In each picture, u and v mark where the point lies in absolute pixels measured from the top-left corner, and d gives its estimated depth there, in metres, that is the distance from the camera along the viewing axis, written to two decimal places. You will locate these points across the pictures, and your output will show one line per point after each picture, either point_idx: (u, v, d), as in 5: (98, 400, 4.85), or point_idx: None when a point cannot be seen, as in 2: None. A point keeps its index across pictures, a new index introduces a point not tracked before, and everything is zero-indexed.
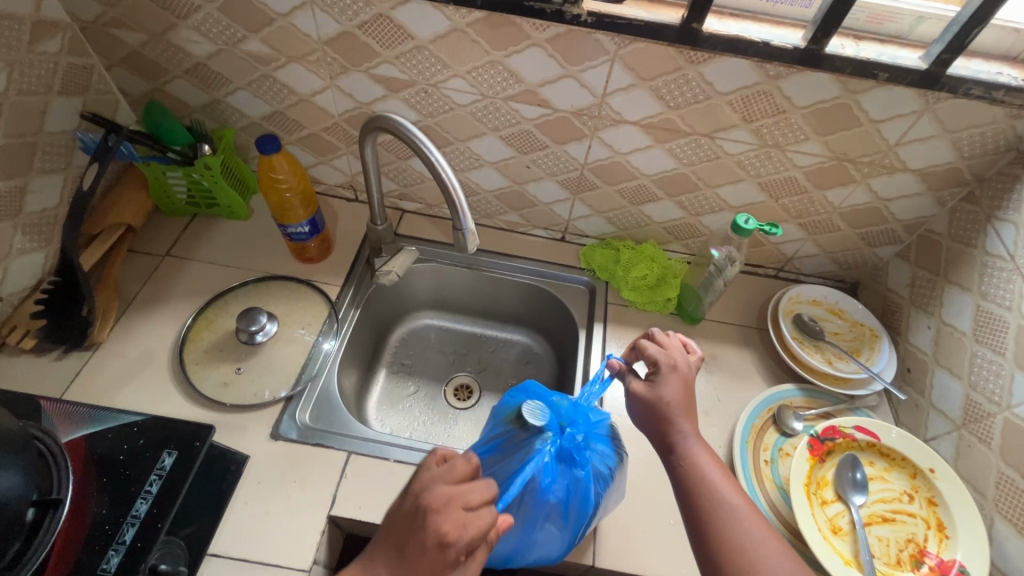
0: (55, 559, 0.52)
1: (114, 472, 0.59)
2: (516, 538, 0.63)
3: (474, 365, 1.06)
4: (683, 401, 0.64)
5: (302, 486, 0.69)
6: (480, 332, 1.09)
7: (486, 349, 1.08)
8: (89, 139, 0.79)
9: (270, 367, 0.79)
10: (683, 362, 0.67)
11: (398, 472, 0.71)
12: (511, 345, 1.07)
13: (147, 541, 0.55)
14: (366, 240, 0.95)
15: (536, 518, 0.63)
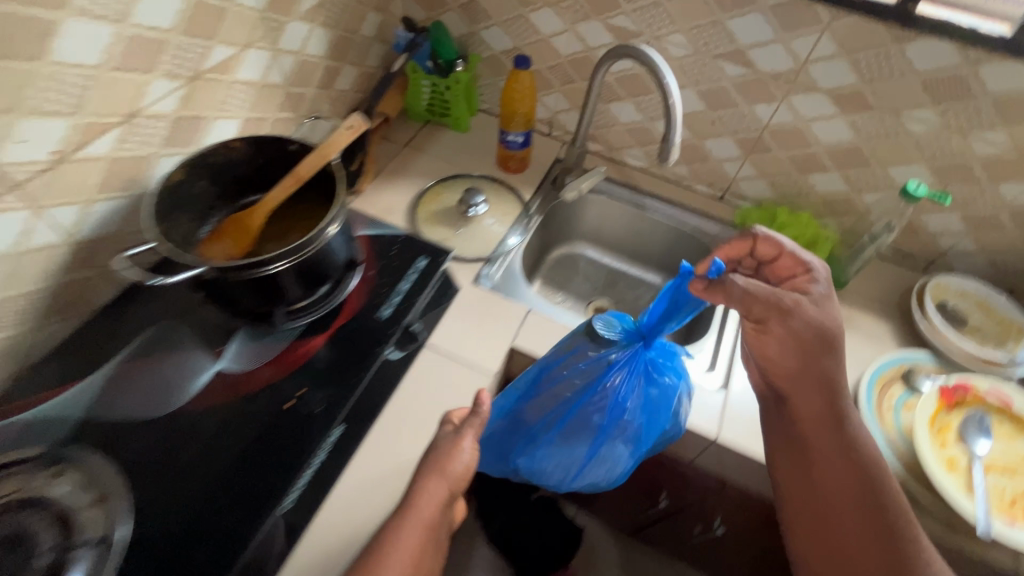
0: (351, 298, 0.78)
1: (386, 258, 0.82)
2: (583, 453, 0.80)
3: (613, 295, 1.22)
4: (831, 316, 0.71)
5: (494, 320, 0.88)
6: (623, 270, 1.24)
7: (626, 285, 1.23)
8: (401, 39, 1.07)
9: (474, 238, 1.00)
10: (816, 267, 0.75)
11: (566, 332, 0.89)
12: (649, 286, 1.22)
13: (406, 307, 0.78)
14: (556, 164, 1.14)
15: (608, 435, 0.78)
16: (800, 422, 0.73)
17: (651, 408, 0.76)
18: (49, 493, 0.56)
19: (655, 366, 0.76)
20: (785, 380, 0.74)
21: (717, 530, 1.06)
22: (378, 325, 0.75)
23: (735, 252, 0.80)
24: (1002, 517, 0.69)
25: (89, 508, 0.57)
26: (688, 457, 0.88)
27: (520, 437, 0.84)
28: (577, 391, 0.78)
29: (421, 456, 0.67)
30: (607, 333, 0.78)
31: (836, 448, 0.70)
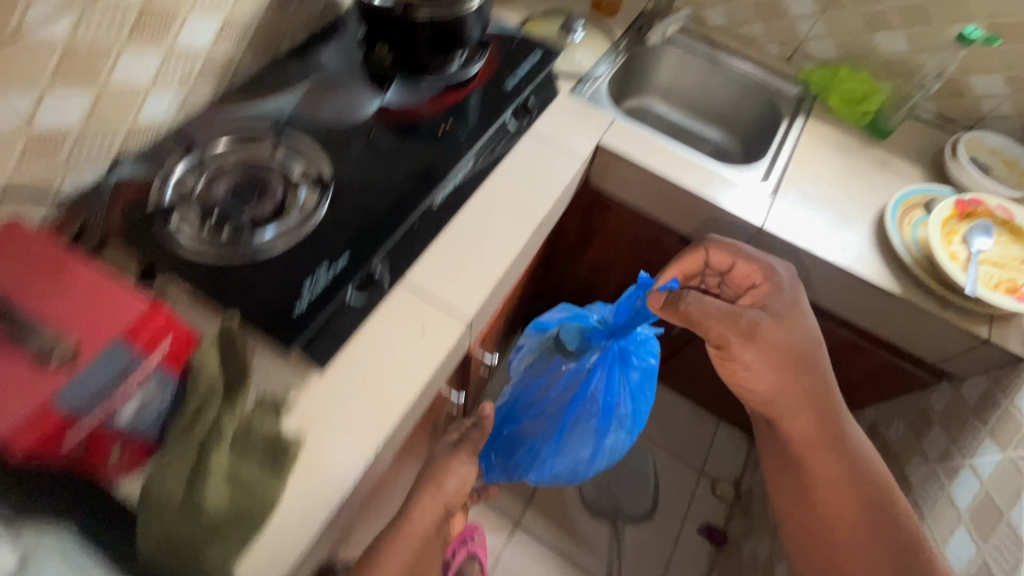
0: (481, 74, 0.95)
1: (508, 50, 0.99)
2: (586, 452, 1.07)
3: None
4: (790, 326, 0.85)
5: (587, 120, 1.06)
6: (686, 127, 1.38)
7: (687, 139, 1.37)
8: None
9: (570, 60, 1.14)
10: (778, 274, 0.89)
11: (645, 139, 1.07)
12: (708, 142, 1.36)
13: (523, 86, 0.96)
14: (643, 12, 1.27)
15: (603, 429, 1.05)
16: (803, 446, 0.86)
17: (633, 394, 1.05)
18: (274, 158, 0.77)
19: (627, 360, 1.04)
20: (770, 404, 0.87)
21: None
22: (503, 95, 0.94)
23: (690, 264, 0.93)
24: (987, 293, 0.88)
25: (301, 168, 0.77)
26: None
27: (525, 451, 1.12)
28: (568, 403, 1.05)
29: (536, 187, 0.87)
30: (578, 349, 1.06)
31: (833, 468, 0.84)
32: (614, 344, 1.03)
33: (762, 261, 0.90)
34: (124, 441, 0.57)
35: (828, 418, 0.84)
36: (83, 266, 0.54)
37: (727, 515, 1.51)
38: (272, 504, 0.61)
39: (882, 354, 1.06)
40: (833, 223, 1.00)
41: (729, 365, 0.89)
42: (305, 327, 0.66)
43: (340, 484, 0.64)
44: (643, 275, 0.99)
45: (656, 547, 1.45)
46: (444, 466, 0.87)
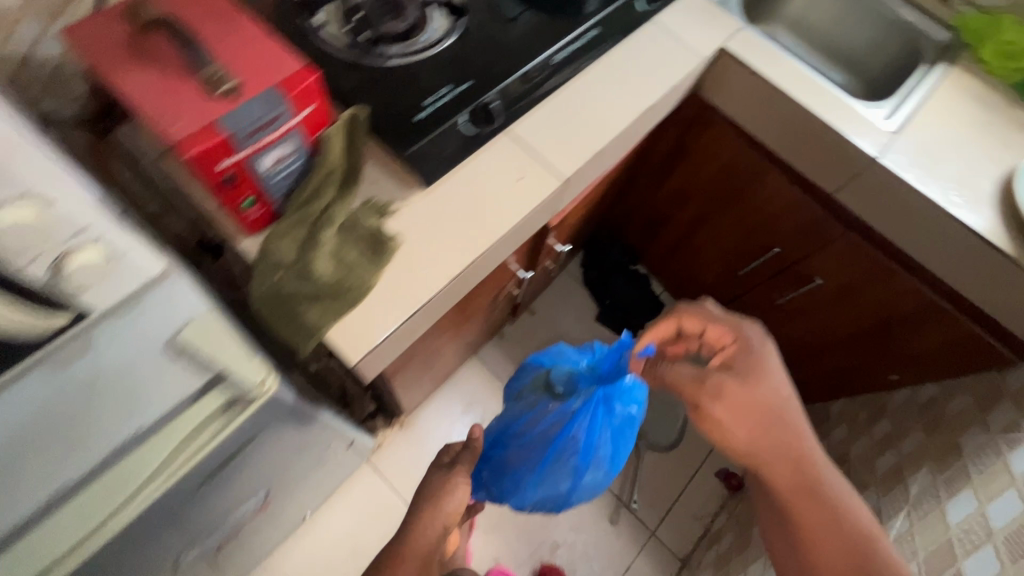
0: None
1: None
2: (567, 488, 0.83)
3: None
4: (759, 376, 0.75)
5: (714, 21, 1.02)
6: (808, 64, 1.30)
7: None
8: None
9: None
10: (750, 333, 0.80)
11: (770, 51, 1.02)
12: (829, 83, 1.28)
13: None
14: None
15: (581, 472, 0.82)
16: (806, 492, 0.70)
17: (614, 440, 0.82)
18: None
19: (610, 399, 0.82)
20: (747, 457, 0.73)
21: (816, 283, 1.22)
22: None
23: (657, 333, 0.85)
24: None
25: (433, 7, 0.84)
26: (835, 189, 1.03)
27: (504, 480, 0.88)
28: (547, 441, 0.84)
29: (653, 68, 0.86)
30: (561, 383, 0.88)
31: (822, 519, 0.69)
32: (602, 386, 0.83)
33: (737, 322, 0.82)
34: (260, 193, 0.62)
35: (802, 455, 0.72)
36: (247, 22, 0.59)
37: None
38: (364, 286, 0.66)
39: (967, 322, 1.01)
40: (954, 174, 0.94)
41: (705, 415, 0.76)
42: (422, 139, 0.73)
43: (427, 288, 0.69)
44: (601, 345, 0.93)
45: (671, 477, 1.49)
46: (444, 485, 0.81)
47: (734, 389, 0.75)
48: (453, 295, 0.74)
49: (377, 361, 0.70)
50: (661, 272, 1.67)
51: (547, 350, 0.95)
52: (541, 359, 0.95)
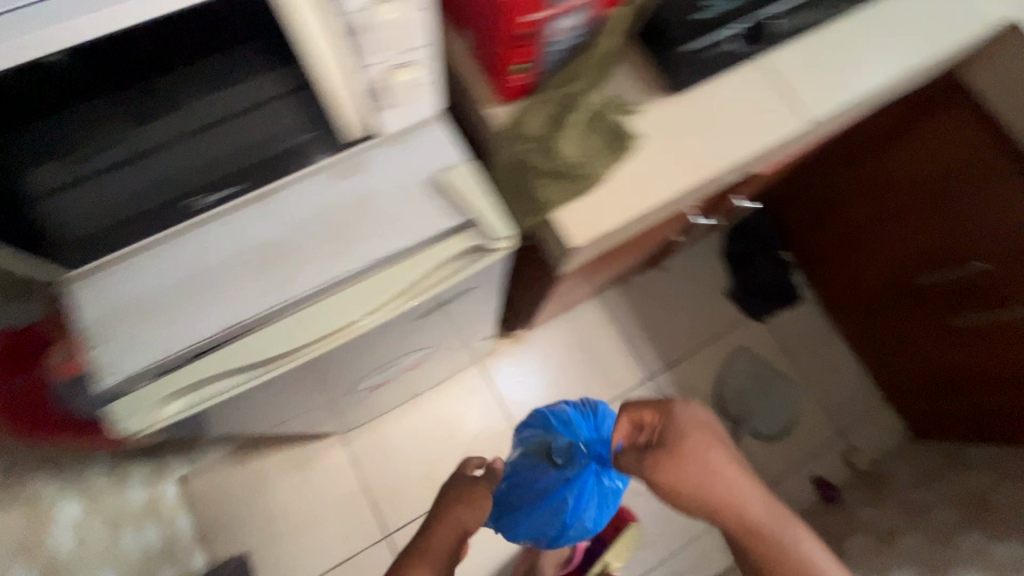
0: None
1: None
2: (559, 530, 0.96)
3: None
4: (700, 467, 0.73)
5: None
6: None
7: None
8: None
9: None
10: (679, 412, 0.78)
11: None
12: None
13: None
14: None
15: (575, 517, 0.94)
16: (775, 536, 0.73)
17: (604, 496, 0.94)
18: None
19: (601, 475, 0.92)
20: (705, 513, 0.74)
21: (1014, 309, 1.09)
22: None
23: (624, 432, 0.81)
24: None
25: None
26: None
27: (503, 517, 1.01)
28: (541, 493, 0.94)
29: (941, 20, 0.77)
30: (547, 457, 0.96)
31: (772, 552, 0.73)
32: (585, 465, 0.92)
33: (670, 406, 0.78)
34: (535, 61, 0.64)
35: (746, 494, 0.75)
36: None
37: (848, 482, 1.46)
38: (600, 174, 0.67)
39: None
40: None
41: (674, 489, 0.74)
42: (699, 38, 0.69)
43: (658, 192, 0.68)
44: (595, 408, 0.99)
45: (763, 466, 1.46)
46: (471, 492, 0.80)
47: (683, 462, 0.73)
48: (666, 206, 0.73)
49: (586, 253, 0.71)
50: (812, 265, 1.56)
51: (545, 415, 1.01)
52: (544, 419, 1.00)
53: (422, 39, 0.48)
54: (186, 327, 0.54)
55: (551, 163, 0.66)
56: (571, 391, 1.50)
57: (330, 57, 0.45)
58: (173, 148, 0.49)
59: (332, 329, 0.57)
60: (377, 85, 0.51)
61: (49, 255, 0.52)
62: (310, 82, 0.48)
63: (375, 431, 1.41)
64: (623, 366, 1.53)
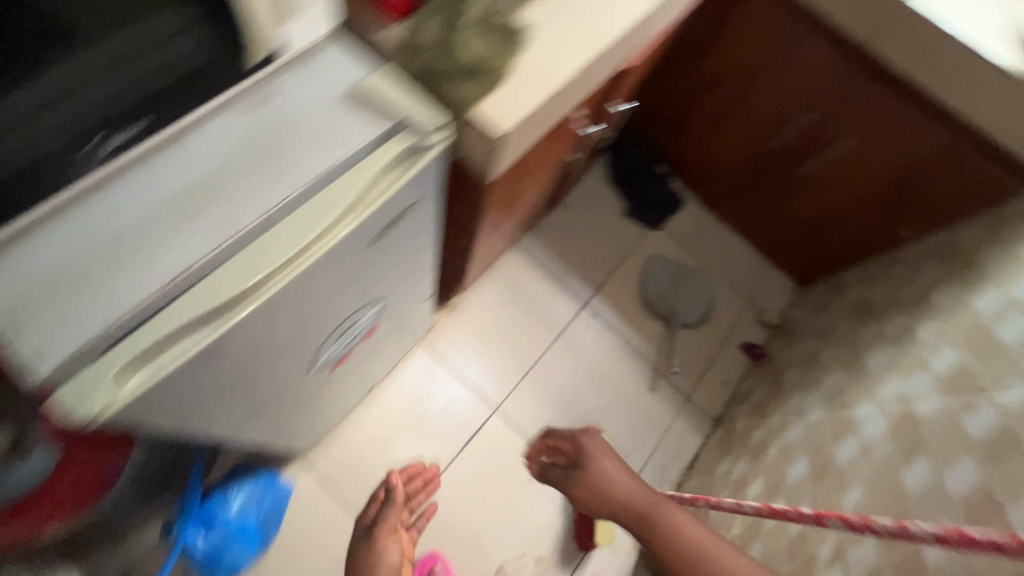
0: None
1: None
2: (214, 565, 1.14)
3: None
4: (601, 472, 0.92)
5: None
6: None
7: None
8: None
9: None
10: (577, 436, 1.05)
11: None
12: None
13: None
14: None
15: (210, 547, 1.13)
16: (654, 521, 0.81)
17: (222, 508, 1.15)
18: None
19: (208, 510, 1.14)
20: (631, 512, 0.85)
21: (842, 148, 1.33)
22: None
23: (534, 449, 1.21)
24: None
25: None
26: (871, 41, 1.13)
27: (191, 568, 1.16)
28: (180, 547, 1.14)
29: None
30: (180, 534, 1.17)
31: (688, 534, 0.78)
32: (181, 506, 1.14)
33: (574, 434, 1.05)
34: None
35: (647, 493, 0.86)
36: None
37: (769, 338, 1.68)
38: (504, 66, 0.71)
39: (980, 162, 1.14)
40: (978, 22, 1.04)
41: (592, 497, 0.91)
42: None
43: (557, 70, 0.74)
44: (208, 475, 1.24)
45: (703, 349, 1.61)
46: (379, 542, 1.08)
47: (589, 464, 0.95)
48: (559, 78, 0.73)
49: (514, 144, 0.75)
50: (687, 165, 1.74)
51: None
52: None
53: None
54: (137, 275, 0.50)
55: (462, 64, 0.69)
56: (519, 341, 1.52)
57: None
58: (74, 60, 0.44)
59: (301, 244, 0.55)
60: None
61: None
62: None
63: (338, 444, 1.32)
64: (559, 303, 1.58)
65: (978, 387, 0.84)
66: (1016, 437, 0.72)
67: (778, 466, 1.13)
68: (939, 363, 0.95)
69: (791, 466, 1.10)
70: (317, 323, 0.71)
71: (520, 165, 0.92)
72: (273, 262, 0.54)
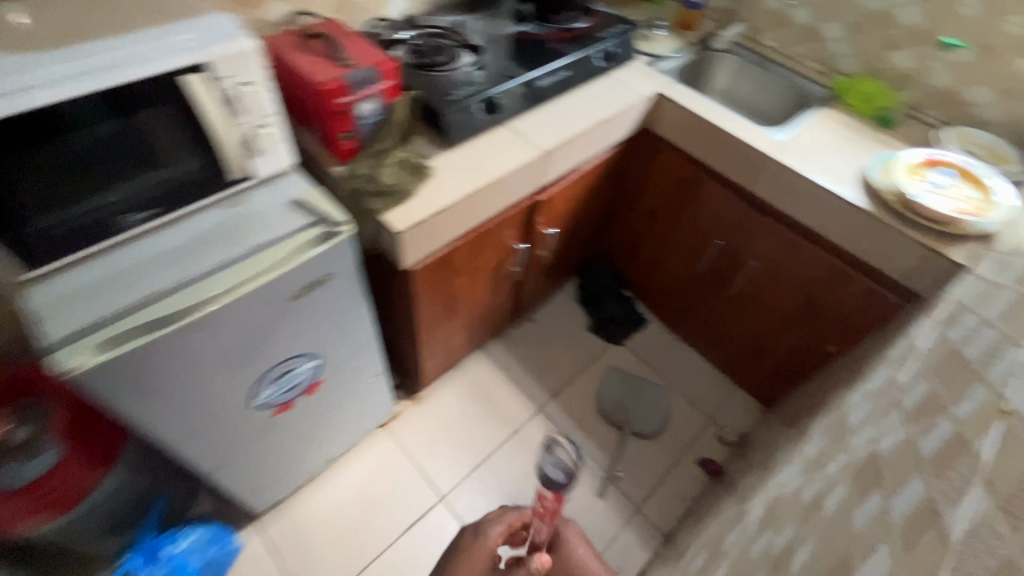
0: (593, 25, 1.42)
1: (618, 20, 1.45)
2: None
3: (749, 114, 1.69)
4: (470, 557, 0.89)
5: (653, 76, 1.48)
6: (747, 111, 1.70)
7: (751, 114, 1.69)
8: None
9: (651, 44, 1.57)
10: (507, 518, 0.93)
11: (690, 94, 1.45)
12: (763, 120, 1.67)
13: (614, 37, 1.41)
14: (708, 32, 1.67)
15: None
16: None
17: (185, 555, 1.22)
18: (448, 32, 1.27)
19: (168, 556, 1.20)
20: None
21: (753, 267, 1.51)
22: (594, 37, 1.39)
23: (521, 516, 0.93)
24: (952, 211, 1.14)
25: (458, 39, 1.27)
26: (752, 184, 1.39)
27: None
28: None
29: (604, 108, 1.33)
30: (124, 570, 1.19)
31: None
32: (149, 545, 1.20)
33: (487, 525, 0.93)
34: (356, 126, 1.02)
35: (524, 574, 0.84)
36: (352, 39, 1.03)
37: (728, 455, 1.69)
38: (414, 189, 1.04)
39: (864, 279, 1.29)
40: (830, 172, 1.29)
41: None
42: (463, 109, 1.12)
43: (448, 196, 1.05)
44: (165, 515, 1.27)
45: (653, 458, 1.65)
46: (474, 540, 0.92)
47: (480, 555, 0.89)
48: (454, 198, 1.05)
49: (419, 240, 1.05)
50: (644, 291, 1.96)
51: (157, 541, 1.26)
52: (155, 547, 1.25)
53: (275, 109, 0.85)
54: (128, 294, 0.77)
55: (380, 184, 1.01)
56: (475, 436, 1.64)
57: (219, 121, 0.80)
58: (132, 180, 0.80)
59: (235, 284, 0.81)
60: (248, 135, 0.84)
61: (24, 257, 0.74)
62: (215, 141, 0.82)
63: (292, 513, 1.43)
64: (517, 405, 1.72)
65: (822, 465, 0.90)
66: (822, 499, 0.78)
67: (686, 563, 1.13)
68: (811, 452, 1.01)
69: (693, 562, 1.11)
70: (249, 354, 0.92)
71: (441, 267, 1.19)
72: (215, 291, 0.80)
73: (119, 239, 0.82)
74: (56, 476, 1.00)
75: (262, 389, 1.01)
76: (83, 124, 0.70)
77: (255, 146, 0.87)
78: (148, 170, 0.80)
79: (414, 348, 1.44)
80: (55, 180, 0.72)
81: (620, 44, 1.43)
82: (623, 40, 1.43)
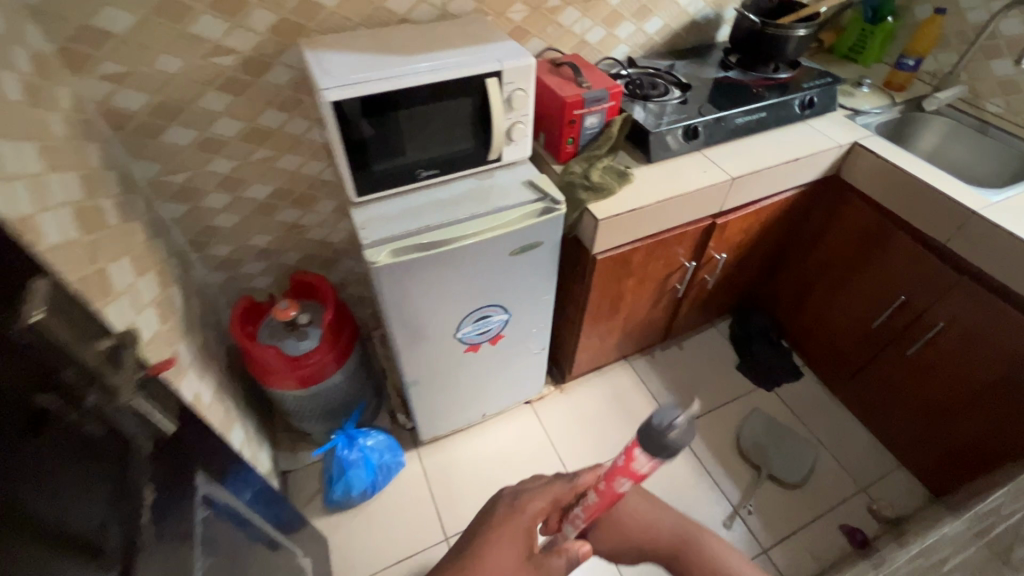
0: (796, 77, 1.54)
1: (822, 75, 1.55)
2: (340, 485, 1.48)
3: (958, 177, 1.62)
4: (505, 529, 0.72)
5: (851, 128, 1.53)
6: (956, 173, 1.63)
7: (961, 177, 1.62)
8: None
9: (854, 100, 1.62)
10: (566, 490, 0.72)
11: (889, 147, 1.47)
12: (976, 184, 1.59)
13: (817, 89, 1.51)
14: (919, 94, 1.66)
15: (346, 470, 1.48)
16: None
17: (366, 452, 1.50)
18: (661, 73, 1.50)
19: (356, 448, 1.49)
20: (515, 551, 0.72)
21: (940, 329, 1.43)
22: (795, 87, 1.51)
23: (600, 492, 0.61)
24: None
25: (669, 79, 1.48)
26: (950, 240, 1.35)
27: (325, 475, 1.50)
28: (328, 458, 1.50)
29: (795, 149, 1.43)
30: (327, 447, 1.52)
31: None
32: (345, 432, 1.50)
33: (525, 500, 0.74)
34: (580, 133, 1.28)
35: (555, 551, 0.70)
36: (590, 69, 1.30)
37: (877, 530, 1.55)
38: (616, 189, 1.25)
39: None
40: None
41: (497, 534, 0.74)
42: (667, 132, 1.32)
43: (642, 199, 1.25)
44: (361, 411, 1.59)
45: (788, 507, 1.59)
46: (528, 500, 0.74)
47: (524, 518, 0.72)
48: (647, 201, 1.25)
49: (611, 231, 1.25)
50: (804, 343, 1.91)
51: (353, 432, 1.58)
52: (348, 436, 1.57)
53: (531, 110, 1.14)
54: (412, 223, 1.09)
55: (590, 181, 1.24)
56: (608, 435, 1.75)
57: (497, 112, 1.10)
58: (431, 147, 1.13)
59: (479, 231, 1.09)
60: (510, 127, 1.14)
61: (360, 186, 1.10)
62: (488, 128, 1.12)
63: (444, 453, 1.68)
64: None
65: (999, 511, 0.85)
66: None
67: None
68: (988, 507, 0.95)
69: None
70: (468, 291, 1.19)
71: (619, 262, 1.38)
72: (466, 232, 1.09)
73: (410, 187, 1.15)
74: (313, 355, 1.36)
75: (465, 324, 1.27)
76: (421, 104, 1.05)
77: (512, 136, 1.16)
78: (442, 141, 1.13)
79: (575, 337, 1.62)
80: (393, 138, 1.07)
81: (821, 95, 1.52)
82: (825, 92, 1.52)
